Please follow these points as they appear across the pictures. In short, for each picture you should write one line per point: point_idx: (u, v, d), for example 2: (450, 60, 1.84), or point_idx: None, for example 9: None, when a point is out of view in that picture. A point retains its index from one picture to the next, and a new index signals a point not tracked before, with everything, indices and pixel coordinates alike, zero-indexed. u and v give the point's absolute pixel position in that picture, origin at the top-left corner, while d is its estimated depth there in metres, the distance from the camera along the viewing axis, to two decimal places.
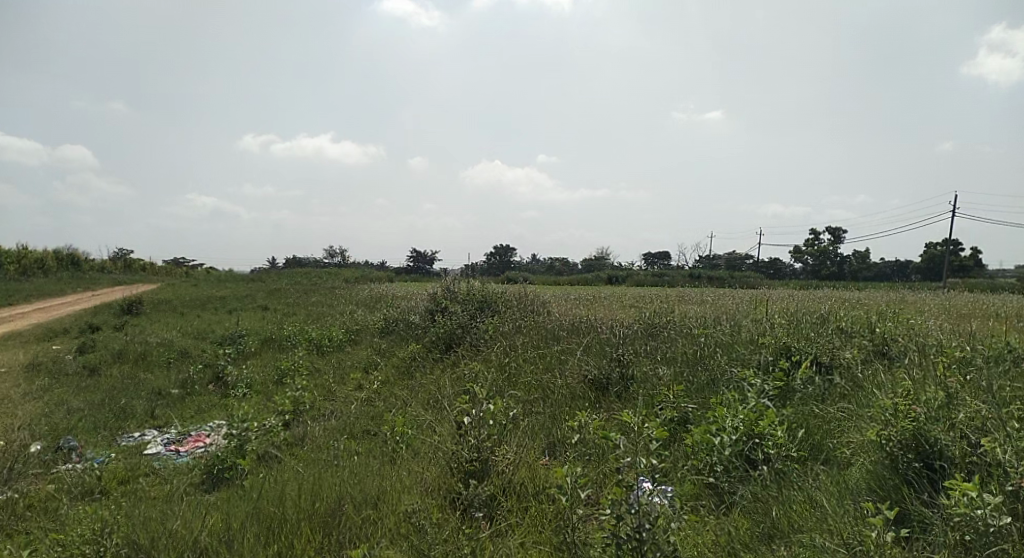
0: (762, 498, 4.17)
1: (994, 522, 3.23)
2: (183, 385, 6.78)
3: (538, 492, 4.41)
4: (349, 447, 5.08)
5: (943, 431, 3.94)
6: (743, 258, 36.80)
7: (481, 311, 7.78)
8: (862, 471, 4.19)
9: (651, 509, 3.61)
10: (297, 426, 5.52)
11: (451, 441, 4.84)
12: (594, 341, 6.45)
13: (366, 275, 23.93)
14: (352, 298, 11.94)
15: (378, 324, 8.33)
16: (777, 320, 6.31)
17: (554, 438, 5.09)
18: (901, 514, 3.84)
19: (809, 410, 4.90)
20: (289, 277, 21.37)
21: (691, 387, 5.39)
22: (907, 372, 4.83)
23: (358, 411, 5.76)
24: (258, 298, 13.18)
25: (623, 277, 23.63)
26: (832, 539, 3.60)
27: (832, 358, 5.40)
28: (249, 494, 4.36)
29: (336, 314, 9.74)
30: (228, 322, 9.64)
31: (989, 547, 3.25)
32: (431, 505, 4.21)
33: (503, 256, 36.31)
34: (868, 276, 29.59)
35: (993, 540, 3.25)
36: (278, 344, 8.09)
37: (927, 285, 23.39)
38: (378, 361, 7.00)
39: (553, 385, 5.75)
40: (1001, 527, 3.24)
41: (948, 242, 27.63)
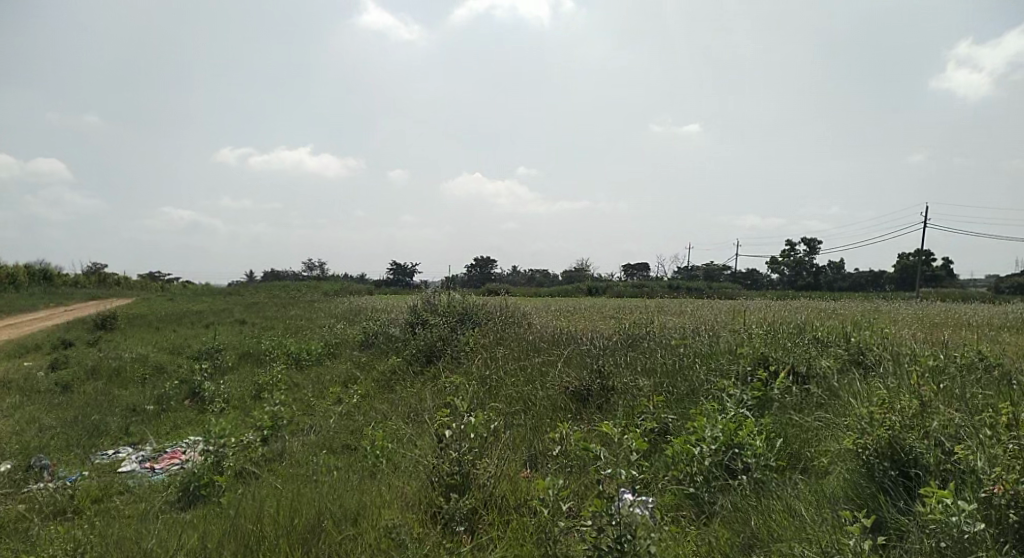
0: (742, 507, 4.21)
1: (968, 528, 3.30)
2: (159, 401, 6.67)
3: (520, 505, 4.41)
4: (329, 462, 5.02)
5: (918, 439, 4.02)
6: (721, 268, 37.17)
7: (461, 323, 7.76)
8: (839, 479, 4.25)
9: (631, 520, 3.67)
10: (275, 441, 5.43)
11: (432, 455, 4.82)
12: (574, 353, 6.44)
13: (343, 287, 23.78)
14: (331, 312, 11.84)
15: (358, 338, 8.26)
16: (755, 330, 6.37)
17: (535, 450, 5.08)
18: (878, 522, 3.90)
19: (787, 419, 4.96)
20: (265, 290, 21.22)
21: (671, 398, 5.43)
22: (882, 381, 4.91)
23: (337, 426, 5.71)
24: (236, 312, 13.04)
25: (601, 289, 23.81)
26: (811, 548, 3.64)
27: (809, 368, 5.46)
28: (227, 512, 4.29)
29: (314, 328, 9.63)
30: (204, 336, 9.51)
31: (964, 554, 3.31)
32: (413, 520, 4.18)
33: (484, 267, 36.35)
34: (843, 286, 30.05)
35: (967, 546, 3.31)
36: (256, 358, 8.00)
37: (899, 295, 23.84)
38: (358, 375, 6.94)
39: (534, 397, 5.74)
40: (975, 533, 3.31)
41: (921, 252, 28.06)
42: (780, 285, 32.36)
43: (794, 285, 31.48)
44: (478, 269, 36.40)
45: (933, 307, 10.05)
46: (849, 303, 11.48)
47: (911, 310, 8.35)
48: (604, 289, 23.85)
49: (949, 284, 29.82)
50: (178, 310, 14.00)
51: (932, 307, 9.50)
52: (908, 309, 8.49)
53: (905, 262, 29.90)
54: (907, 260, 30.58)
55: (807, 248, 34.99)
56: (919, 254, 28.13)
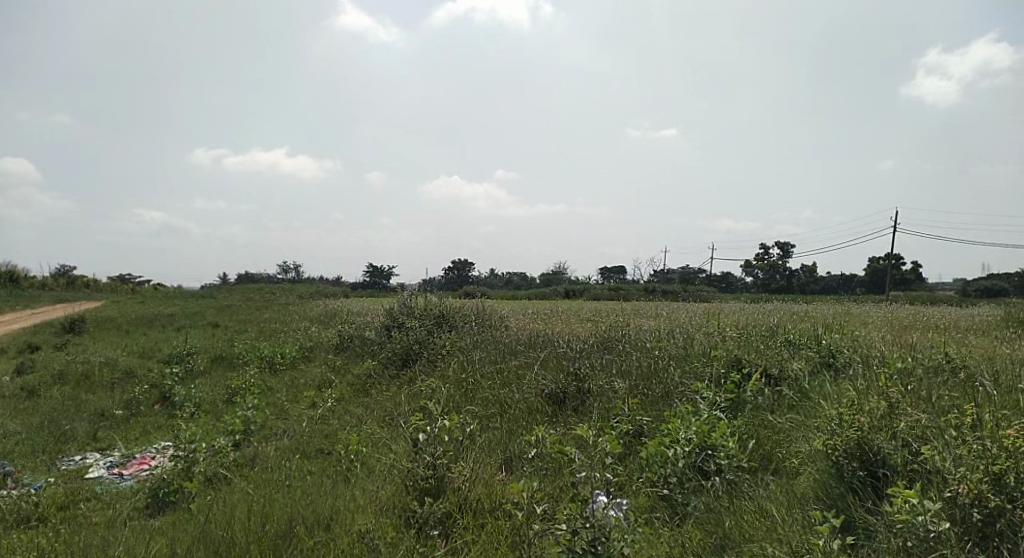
0: (714, 508, 4.26)
1: (933, 527, 3.36)
2: (128, 406, 6.55)
3: (494, 508, 4.41)
4: (302, 467, 4.98)
5: (885, 439, 4.09)
6: (696, 271, 37.56)
7: (438, 326, 7.72)
8: (809, 479, 4.33)
9: (604, 522, 3.71)
10: (247, 445, 5.36)
11: (406, 459, 4.80)
12: (550, 356, 6.45)
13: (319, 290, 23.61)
14: (306, 315, 11.72)
15: (333, 341, 8.20)
16: (728, 333, 6.43)
17: (510, 453, 5.09)
18: (847, 521, 3.97)
19: (759, 421, 5.03)
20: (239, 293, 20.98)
21: (646, 400, 5.48)
22: (852, 383, 4.97)
23: (310, 430, 5.65)
24: (209, 315, 12.85)
25: (579, 291, 23.93)
26: (781, 548, 3.70)
27: (781, 370, 5.52)
28: (197, 518, 4.25)
29: (289, 331, 9.54)
30: (175, 340, 9.37)
31: (930, 553, 3.36)
32: (386, 524, 4.16)
33: (461, 270, 36.38)
34: (816, 289, 30.52)
35: (932, 545, 3.37)
36: (228, 362, 7.89)
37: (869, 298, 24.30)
38: (333, 379, 6.88)
39: (511, 400, 5.73)
40: (939, 532, 3.37)
41: (892, 255, 28.58)
42: (754, 288, 32.77)
43: (768, 288, 31.89)
44: (457, 272, 36.29)
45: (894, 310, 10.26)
46: (814, 306, 11.67)
47: (878, 313, 8.49)
48: (581, 292, 23.94)
49: (918, 287, 30.46)
50: (150, 312, 13.80)
51: (896, 311, 9.68)
52: (876, 313, 8.62)
53: (875, 266, 30.48)
54: (878, 264, 31.17)
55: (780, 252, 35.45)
56: (889, 258, 28.68)
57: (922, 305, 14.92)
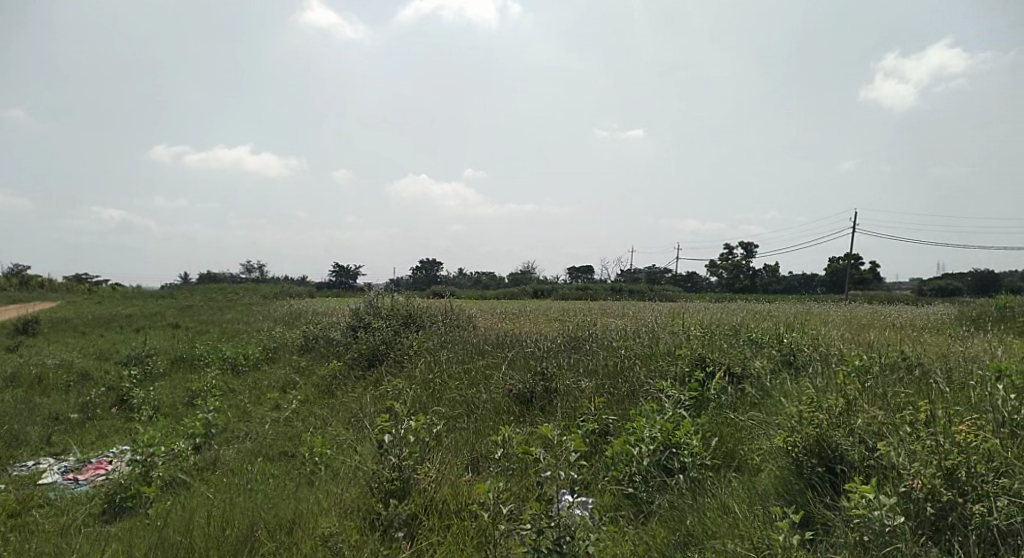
0: (678, 506, 4.32)
1: (889, 522, 3.44)
2: (83, 409, 6.37)
3: (460, 509, 4.40)
4: (265, 470, 4.90)
5: (843, 436, 4.18)
6: (662, 271, 38.05)
7: (405, 326, 7.67)
8: (770, 476, 4.41)
9: (569, 521, 3.74)
10: (207, 449, 5.26)
11: (372, 460, 4.75)
12: (518, 355, 6.46)
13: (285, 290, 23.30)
14: (269, 315, 11.55)
15: (298, 341, 8.09)
16: (692, 332, 6.51)
17: (477, 453, 5.08)
18: (806, 517, 4.05)
19: (722, 419, 5.12)
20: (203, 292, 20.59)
21: (612, 399, 5.53)
22: (811, 380, 5.08)
23: (274, 432, 5.56)
24: (168, 315, 12.57)
25: (548, 290, 24.05)
26: (742, 544, 3.76)
27: (743, 368, 5.61)
28: (154, 523, 4.16)
29: (252, 331, 9.38)
30: (134, 341, 9.15)
31: (885, 547, 3.45)
32: (350, 527, 4.11)
33: (430, 269, 36.27)
34: (779, 288, 31.15)
35: (888, 539, 3.46)
36: (189, 363, 7.73)
37: (828, 297, 24.92)
38: (297, 380, 6.79)
39: (477, 400, 5.72)
40: (895, 526, 3.46)
41: (853, 255, 29.31)
42: (719, 286, 33.33)
43: (733, 287, 32.45)
44: (426, 271, 36.12)
45: (843, 309, 10.55)
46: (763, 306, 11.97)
47: (836, 312, 8.70)
48: (550, 292, 24.05)
49: (875, 286, 31.33)
50: (107, 313, 13.46)
51: (851, 310, 9.92)
52: (834, 311, 8.82)
53: (835, 265, 31.25)
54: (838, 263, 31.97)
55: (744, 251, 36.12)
56: (848, 258, 29.43)
57: (871, 303, 15.37)
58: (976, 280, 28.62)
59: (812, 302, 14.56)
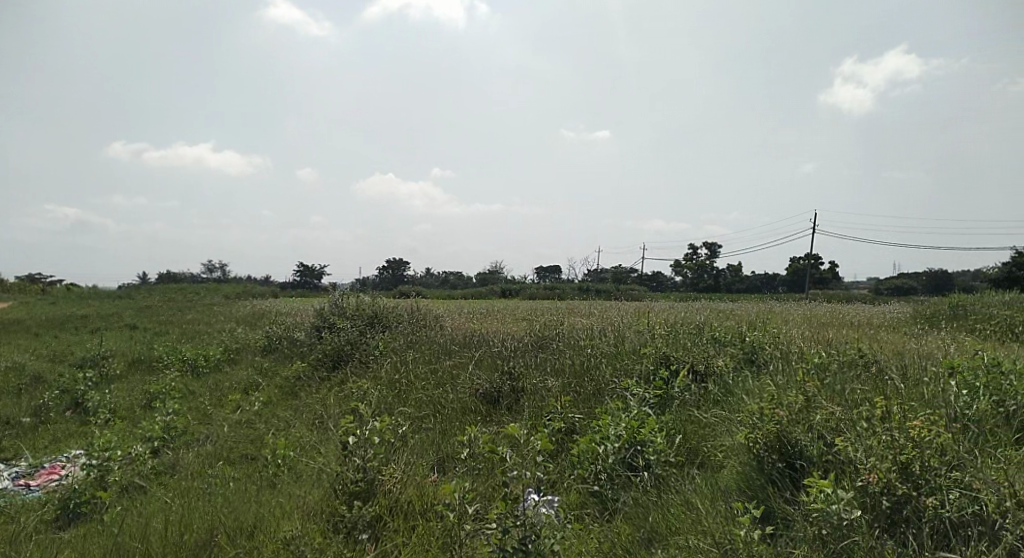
0: (642, 503, 4.36)
1: (846, 515, 3.53)
2: (36, 412, 6.17)
3: (426, 510, 4.37)
4: (225, 473, 4.81)
5: (803, 432, 4.26)
6: (629, 271, 38.47)
7: (370, 326, 7.60)
8: (732, 472, 4.49)
9: (535, 520, 3.75)
10: (165, 453, 5.14)
11: (336, 462, 4.69)
12: (484, 355, 6.45)
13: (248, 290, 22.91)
14: (231, 316, 11.34)
15: (260, 342, 7.97)
16: (658, 330, 6.59)
17: (443, 453, 5.05)
18: (766, 512, 4.13)
19: (686, 416, 5.19)
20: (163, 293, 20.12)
21: (578, 398, 5.56)
22: (772, 377, 5.18)
23: (235, 435, 5.47)
24: (124, 316, 12.24)
25: (516, 291, 24.12)
26: (705, 540, 3.81)
27: (707, 366, 5.69)
28: (109, 529, 4.05)
29: (213, 332, 9.21)
30: (88, 343, 8.89)
31: (842, 540, 3.54)
32: (312, 530, 4.06)
33: (396, 270, 36.10)
34: (744, 288, 31.73)
35: (845, 533, 3.54)
36: (148, 365, 7.55)
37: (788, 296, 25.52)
38: (259, 381, 6.68)
39: (444, 400, 5.70)
40: (852, 519, 3.54)
41: (812, 255, 30.04)
42: (684, 286, 33.80)
43: (697, 287, 32.96)
44: (389, 271, 35.95)
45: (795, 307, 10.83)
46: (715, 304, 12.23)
47: (796, 310, 8.89)
48: (518, 291, 24.12)
49: (834, 286, 32.18)
50: (58, 314, 13.03)
51: (809, 308, 10.16)
52: (794, 310, 9.02)
53: (796, 266, 31.99)
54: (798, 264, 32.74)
55: (708, 251, 36.74)
56: (808, 259, 30.15)
57: (821, 302, 15.82)
58: (931, 280, 29.58)
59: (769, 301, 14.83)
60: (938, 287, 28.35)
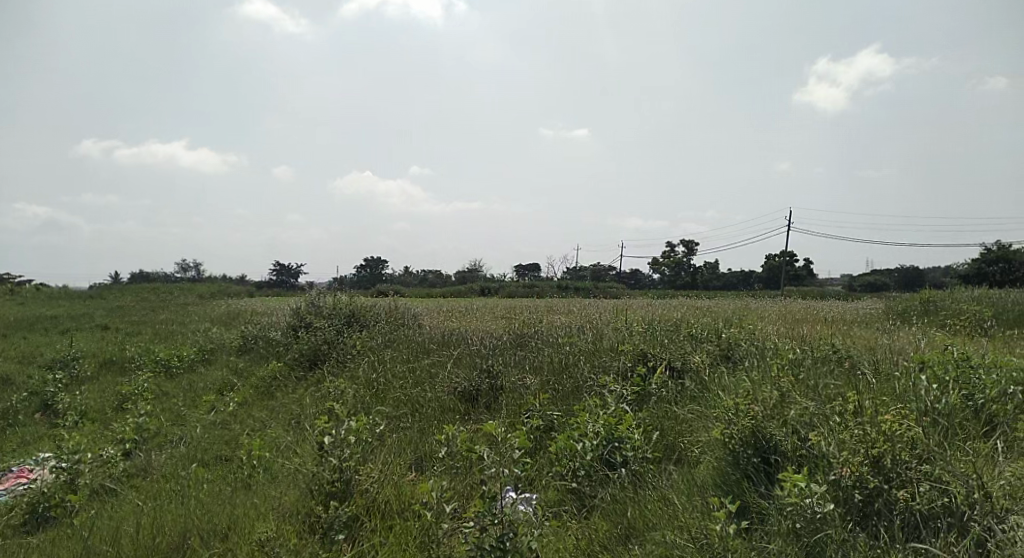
0: (620, 499, 4.38)
1: (819, 509, 3.57)
2: (3, 415, 6.04)
3: (404, 510, 4.35)
4: (199, 475, 4.75)
5: (777, 427, 4.30)
6: (608, 268, 38.71)
7: (348, 326, 7.55)
8: (709, 467, 4.52)
9: (513, 518, 3.75)
10: (138, 455, 5.06)
11: (312, 462, 4.65)
12: (463, 353, 6.44)
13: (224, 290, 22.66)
14: (206, 315, 11.20)
15: (236, 342, 7.88)
16: (635, 328, 6.62)
17: (421, 452, 5.04)
18: (741, 506, 4.17)
19: (663, 412, 5.23)
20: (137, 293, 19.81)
21: (557, 395, 5.57)
22: (747, 373, 5.22)
23: (209, 436, 5.40)
24: (95, 316, 12.02)
25: (495, 289, 24.14)
26: (681, 536, 3.83)
27: (683, 363, 5.73)
28: (79, 533, 3.98)
29: (187, 332, 9.09)
30: (58, 344, 8.72)
31: (815, 533, 3.58)
32: (288, 531, 4.02)
33: (376, 268, 35.93)
34: (721, 285, 32.04)
35: (819, 526, 3.58)
36: (120, 366, 7.43)
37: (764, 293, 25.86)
38: (235, 382, 6.61)
39: (422, 399, 5.68)
40: (825, 513, 3.59)
41: (787, 253, 30.48)
42: (663, 283, 34.03)
43: (675, 285, 33.26)
44: (368, 270, 35.79)
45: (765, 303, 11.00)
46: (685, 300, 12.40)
47: (771, 307, 9.00)
48: (497, 289, 24.16)
49: (809, 283, 32.66)
50: (26, 315, 12.76)
51: (783, 304, 10.30)
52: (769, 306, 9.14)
53: (772, 263, 32.43)
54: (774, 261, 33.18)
55: (686, 249, 37.10)
56: (784, 256, 30.56)
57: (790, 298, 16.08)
58: (903, 278, 30.15)
59: (741, 298, 15.06)
60: (909, 284, 28.89)
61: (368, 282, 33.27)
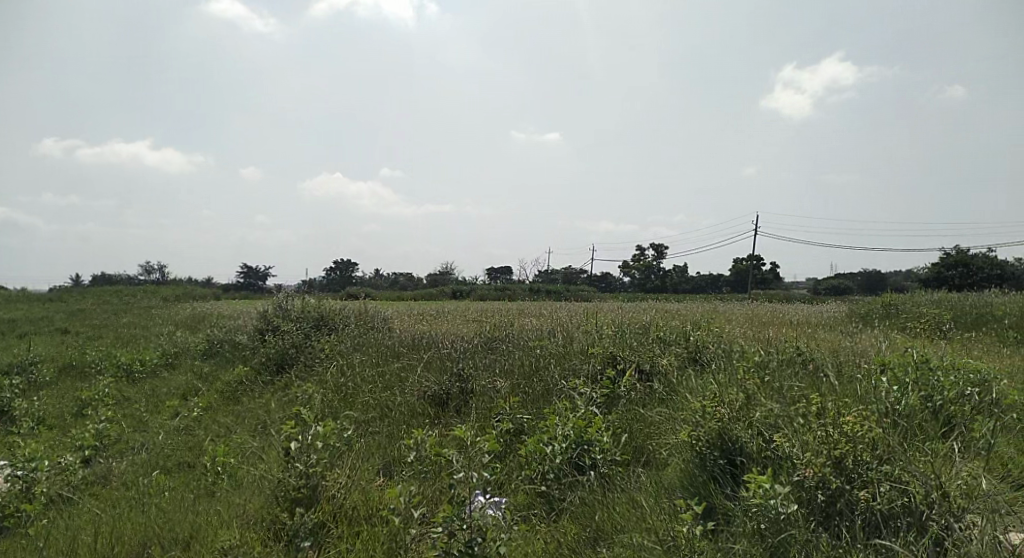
0: (589, 502, 4.41)
1: (783, 510, 3.62)
2: None
3: (372, 515, 4.32)
4: (161, 482, 4.66)
5: (743, 429, 4.36)
6: (579, 271, 38.96)
7: (316, 329, 7.48)
8: (677, 469, 4.57)
9: (482, 523, 3.75)
10: (97, 462, 4.95)
11: (278, 468, 4.59)
12: (433, 357, 6.42)
13: (190, 292, 22.25)
14: (170, 319, 11.00)
15: (201, 346, 7.76)
16: (605, 331, 6.67)
17: (389, 457, 5.01)
18: (708, 508, 4.21)
19: (632, 414, 5.27)
20: (98, 295, 19.33)
21: (527, 398, 5.58)
22: (714, 376, 5.29)
23: (172, 442, 5.31)
24: (51, 320, 11.70)
25: (466, 291, 24.13)
26: (648, 538, 3.86)
27: (652, 365, 5.78)
28: (34, 543, 3.87)
29: (150, 336, 8.91)
30: (13, 349, 8.47)
31: (779, 533, 3.63)
32: (252, 539, 3.96)
33: (345, 270, 35.65)
34: (687, 289, 32.47)
35: (782, 527, 3.63)
36: (79, 372, 7.26)
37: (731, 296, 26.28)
38: (200, 387, 6.50)
39: (391, 403, 5.65)
40: (788, 513, 3.64)
41: (753, 256, 31.09)
42: (631, 287, 34.44)
43: (645, 288, 33.60)
44: (338, 272, 35.52)
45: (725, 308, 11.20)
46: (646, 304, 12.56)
47: (738, 310, 9.15)
48: (469, 291, 24.15)
49: (775, 286, 33.30)
50: None
51: (748, 308, 10.48)
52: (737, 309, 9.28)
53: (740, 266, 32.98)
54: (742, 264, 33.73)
55: (655, 252, 37.56)
56: (751, 259, 31.12)
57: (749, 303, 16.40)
58: (864, 281, 31.04)
59: (703, 302, 15.33)
60: (870, 288, 29.63)
61: (338, 285, 33.00)
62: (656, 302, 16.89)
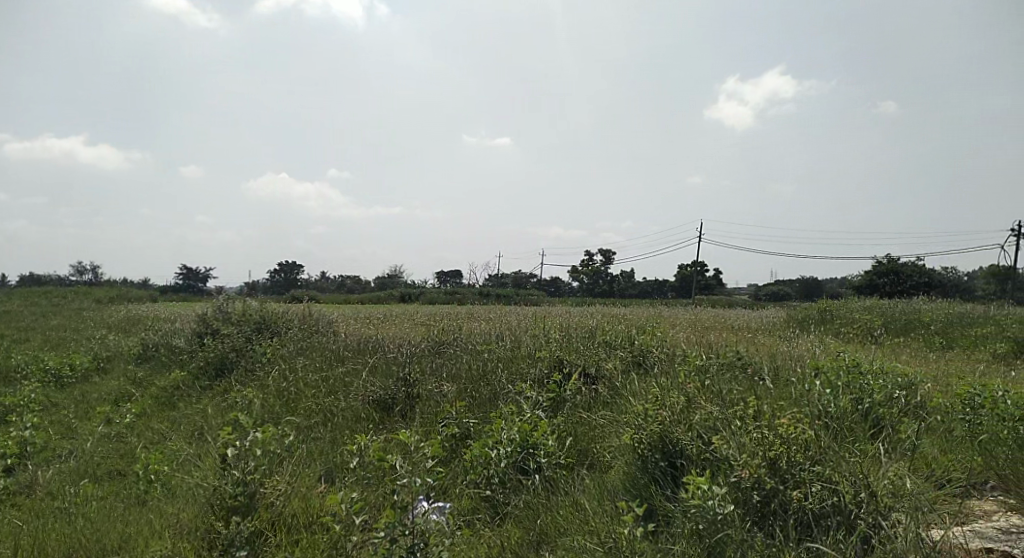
0: (533, 505, 4.43)
1: (720, 510, 3.69)
2: None
3: (312, 523, 4.25)
4: (88, 492, 4.48)
5: (683, 431, 4.45)
6: (528, 275, 39.26)
7: (258, 333, 7.31)
8: (619, 472, 4.64)
9: (425, 528, 3.73)
10: (20, 471, 4.73)
11: (214, 475, 4.46)
12: (379, 361, 6.36)
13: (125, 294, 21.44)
14: (102, 322, 10.56)
15: (136, 351, 7.50)
16: (552, 335, 6.73)
17: (332, 463, 4.94)
18: (648, 510, 4.28)
19: (577, 418, 5.33)
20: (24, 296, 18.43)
21: (473, 402, 5.58)
22: (657, 380, 5.38)
23: (103, 450, 5.11)
24: None
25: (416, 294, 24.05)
26: (591, 540, 3.89)
27: (597, 369, 5.86)
28: None
29: (79, 340, 8.56)
30: None
31: (717, 533, 3.69)
32: (185, 548, 3.85)
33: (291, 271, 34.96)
34: (635, 292, 33.06)
35: (719, 527, 3.70)
36: (3, 376, 6.91)
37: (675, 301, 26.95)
38: (134, 392, 6.28)
39: (334, 408, 5.57)
40: (725, 514, 3.71)
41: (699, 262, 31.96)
42: (581, 290, 34.78)
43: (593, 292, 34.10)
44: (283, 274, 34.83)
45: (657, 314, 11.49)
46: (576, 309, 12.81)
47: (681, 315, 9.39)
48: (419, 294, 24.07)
49: (719, 292, 34.29)
50: None
51: (684, 313, 10.75)
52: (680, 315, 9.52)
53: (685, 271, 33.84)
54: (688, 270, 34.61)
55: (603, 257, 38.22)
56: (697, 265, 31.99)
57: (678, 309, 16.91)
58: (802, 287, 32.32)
59: (642, 306, 15.54)
60: (808, 293, 30.66)
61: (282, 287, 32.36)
62: (593, 306, 17.20)
